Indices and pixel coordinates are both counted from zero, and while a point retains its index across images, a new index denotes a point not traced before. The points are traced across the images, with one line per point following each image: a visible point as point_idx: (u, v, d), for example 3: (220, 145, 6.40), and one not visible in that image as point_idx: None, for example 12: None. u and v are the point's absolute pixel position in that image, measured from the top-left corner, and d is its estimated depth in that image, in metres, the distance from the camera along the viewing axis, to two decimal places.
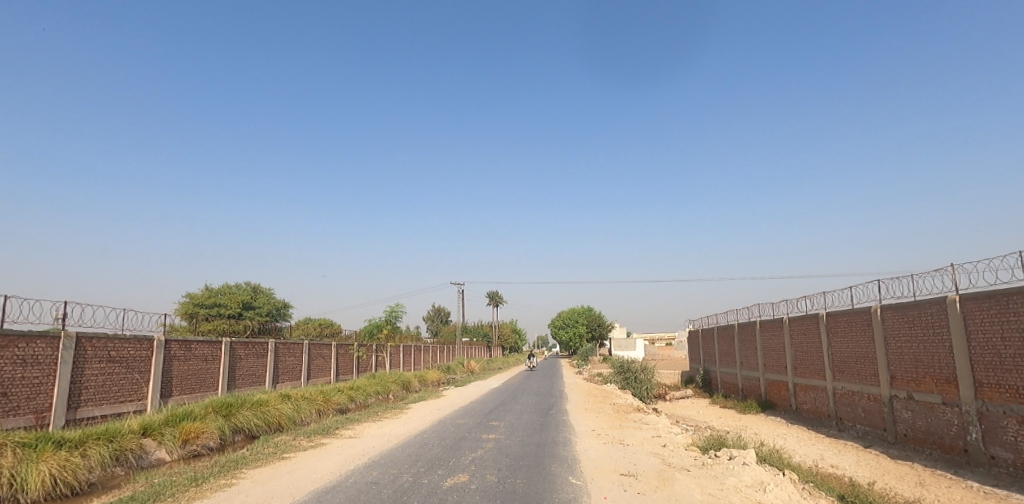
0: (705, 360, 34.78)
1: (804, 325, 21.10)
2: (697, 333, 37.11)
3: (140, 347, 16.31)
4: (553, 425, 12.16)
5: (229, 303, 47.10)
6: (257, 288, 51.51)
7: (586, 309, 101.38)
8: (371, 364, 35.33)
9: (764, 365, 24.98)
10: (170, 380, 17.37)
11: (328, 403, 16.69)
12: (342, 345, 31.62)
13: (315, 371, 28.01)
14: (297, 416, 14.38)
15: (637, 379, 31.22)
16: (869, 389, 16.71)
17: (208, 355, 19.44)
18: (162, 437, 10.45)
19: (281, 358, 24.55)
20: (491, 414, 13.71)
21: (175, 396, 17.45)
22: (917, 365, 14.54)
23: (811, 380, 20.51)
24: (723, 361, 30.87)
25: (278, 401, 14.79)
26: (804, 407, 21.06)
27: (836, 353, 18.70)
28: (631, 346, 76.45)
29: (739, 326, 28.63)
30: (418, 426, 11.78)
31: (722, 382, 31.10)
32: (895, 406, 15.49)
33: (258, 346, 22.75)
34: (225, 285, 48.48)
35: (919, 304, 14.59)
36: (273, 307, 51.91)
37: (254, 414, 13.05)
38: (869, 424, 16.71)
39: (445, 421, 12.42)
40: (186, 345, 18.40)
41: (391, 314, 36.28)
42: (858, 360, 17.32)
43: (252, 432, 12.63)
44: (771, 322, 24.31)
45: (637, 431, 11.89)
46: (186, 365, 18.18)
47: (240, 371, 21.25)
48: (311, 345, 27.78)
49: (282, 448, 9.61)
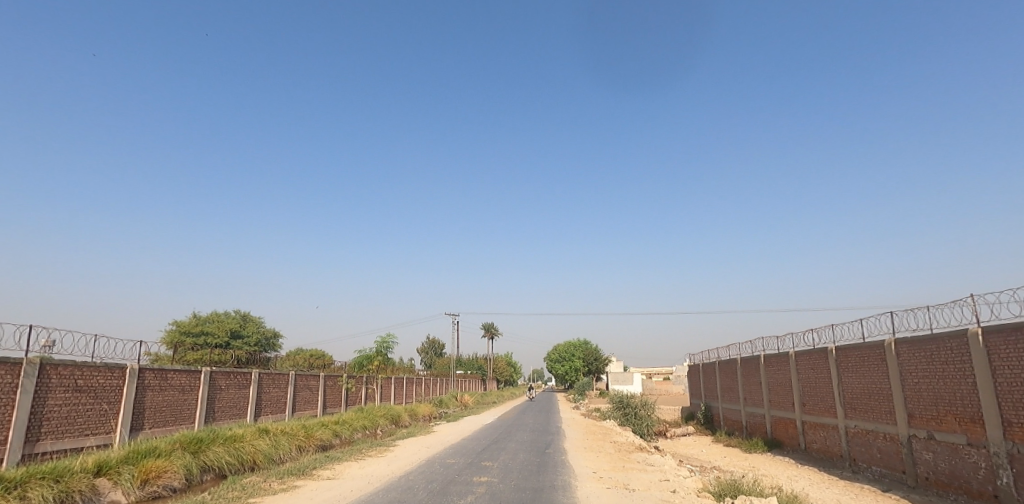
0: (706, 396, 33.71)
1: (812, 360, 20.22)
2: (698, 367, 36.08)
3: (111, 376, 15.32)
4: (551, 467, 11.16)
5: (217, 332, 45.96)
6: (246, 316, 50.45)
7: (582, 343, 99.94)
8: (360, 397, 34.10)
9: (769, 401, 24.00)
10: (142, 412, 16.28)
11: (309, 439, 15.59)
12: (330, 377, 30.47)
13: (301, 404, 26.81)
14: (274, 453, 13.32)
15: (637, 415, 30.11)
16: (885, 428, 15.76)
17: (186, 385, 18.38)
18: (119, 477, 9.45)
19: (265, 390, 23.43)
20: (483, 453, 12.69)
21: (147, 429, 16.35)
22: (938, 403, 13.66)
23: (821, 417, 19.52)
24: (726, 396, 29.83)
25: (255, 437, 13.71)
26: (814, 446, 20.04)
27: (847, 389, 17.80)
28: (629, 381, 74.95)
29: (742, 361, 27.71)
30: (403, 466, 10.80)
31: (725, 419, 29.98)
32: (914, 447, 14.53)
33: (241, 376, 21.66)
34: (214, 313, 47.43)
35: (936, 338, 13.80)
36: (262, 337, 50.70)
37: (226, 451, 12.01)
38: (886, 466, 15.70)
39: (434, 461, 11.41)
40: (162, 374, 17.36)
41: (382, 344, 35.17)
42: (871, 396, 16.41)
43: (223, 471, 11.59)
44: (776, 356, 23.42)
45: (644, 474, 10.93)
46: (161, 396, 17.12)
47: (220, 403, 20.14)
48: (297, 376, 26.64)
49: (249, 491, 8.55)
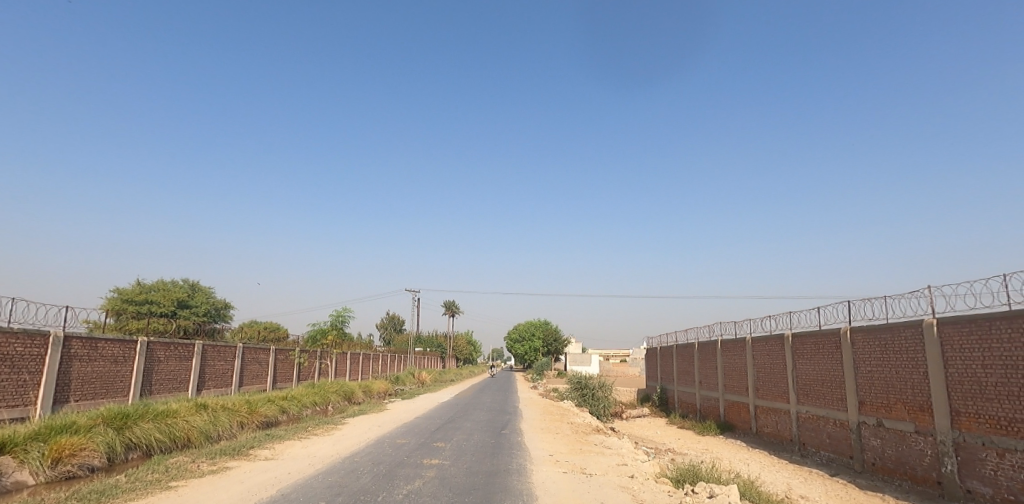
0: (662, 379, 34.06)
1: (768, 346, 20.41)
2: (655, 350, 36.42)
3: (31, 345, 14.10)
4: (505, 449, 10.74)
5: (163, 300, 43.95)
6: (195, 286, 48.44)
7: (542, 323, 100.46)
8: (313, 372, 33.14)
9: (724, 385, 24.27)
10: (68, 383, 15.12)
11: (253, 415, 14.77)
12: (281, 351, 29.40)
13: (248, 378, 25.75)
14: (211, 430, 12.52)
15: (594, 396, 30.21)
16: (835, 414, 15.97)
17: (119, 356, 17.22)
18: (26, 455, 8.57)
19: (208, 363, 22.32)
20: (436, 433, 12.17)
21: (73, 401, 15.22)
22: (889, 391, 13.83)
23: (774, 402, 19.77)
24: (681, 379, 30.17)
25: (191, 412, 12.84)
26: (765, 430, 20.34)
27: (800, 375, 17.99)
28: (586, 362, 75.74)
29: (698, 345, 27.98)
30: (348, 446, 10.19)
31: (680, 402, 30.34)
32: (863, 433, 14.76)
33: (182, 348, 20.51)
34: (160, 281, 45.30)
35: (891, 327, 13.91)
36: (212, 307, 48.88)
37: (156, 427, 11.16)
38: (834, 451, 15.96)
39: (383, 441, 10.83)
40: (92, 344, 16.16)
41: (336, 319, 34.18)
42: (824, 383, 16.60)
43: (151, 449, 10.76)
44: (732, 341, 23.63)
45: (601, 458, 10.61)
46: (90, 366, 15.95)
47: (158, 375, 19.02)
48: (245, 349, 25.53)
49: (172, 473, 7.77)
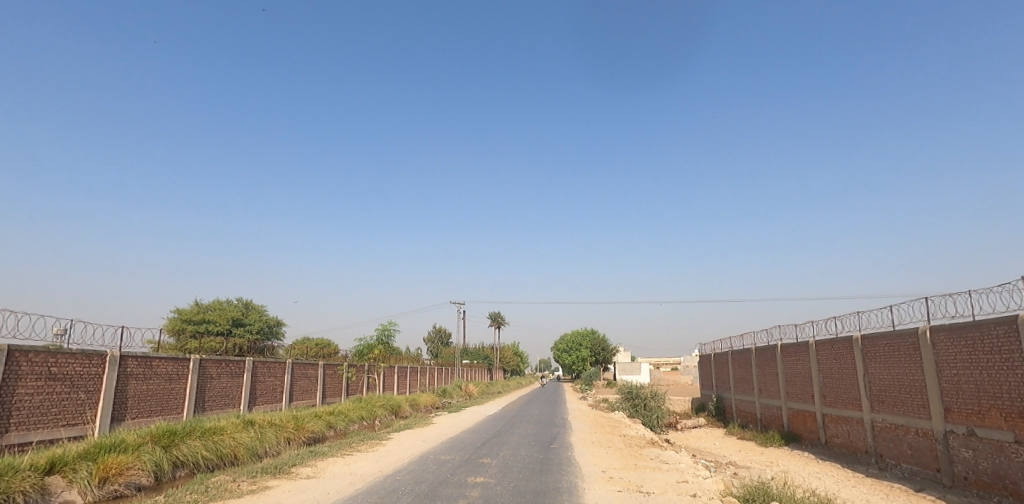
0: (717, 387, 32.58)
1: (834, 350, 19.06)
2: (708, 357, 34.99)
3: (89, 364, 14.40)
4: (556, 465, 10.14)
5: (218, 320, 45.27)
6: (248, 304, 49.81)
7: (590, 333, 98.91)
8: (361, 386, 33.26)
9: (786, 392, 22.87)
10: (124, 401, 15.37)
11: (299, 431, 14.62)
12: (330, 366, 29.59)
13: (298, 393, 25.95)
14: (257, 447, 12.38)
15: (647, 407, 29.12)
16: (917, 423, 14.60)
17: (173, 373, 17.48)
18: (74, 475, 8.51)
19: (259, 379, 22.54)
20: (482, 449, 11.65)
21: (129, 419, 15.45)
22: (980, 396, 12.49)
23: (844, 411, 18.37)
24: (739, 387, 28.71)
25: (238, 429, 12.76)
26: (835, 441, 18.95)
27: (874, 381, 16.63)
28: (636, 371, 73.91)
29: (756, 351, 26.58)
30: (392, 464, 9.80)
31: (738, 411, 28.88)
32: (951, 444, 13.38)
33: (233, 365, 20.75)
34: (215, 301, 46.75)
35: (979, 325, 12.59)
36: (265, 325, 50.11)
37: (203, 444, 11.06)
38: (917, 464, 14.58)
39: (428, 457, 10.39)
40: (147, 362, 16.44)
41: (382, 333, 34.27)
42: (902, 388, 15.25)
43: (198, 467, 10.64)
44: (794, 346, 22.28)
45: (659, 474, 9.83)
46: (145, 384, 16.21)
47: (211, 392, 19.26)
48: (294, 364, 25.78)
49: (211, 494, 7.52)
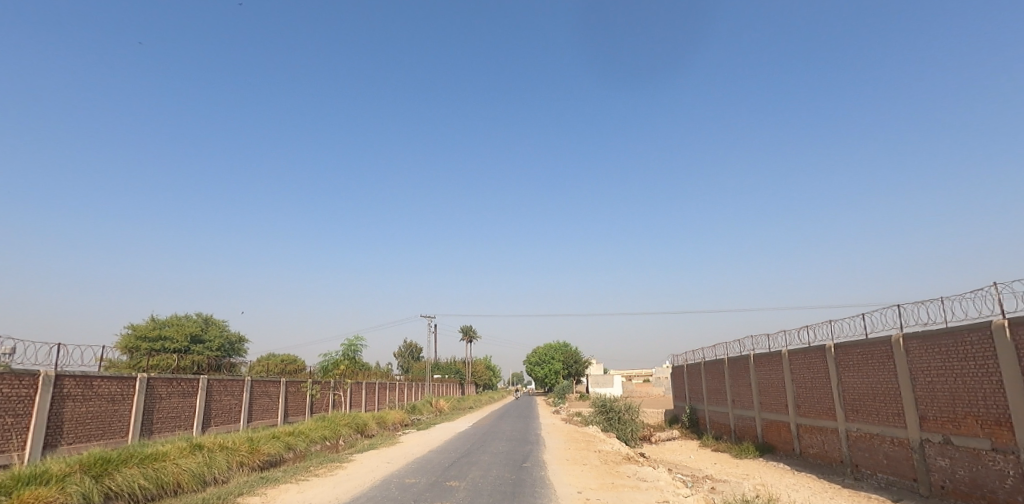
0: (690, 398, 32.38)
1: (807, 359, 18.91)
2: (681, 368, 34.81)
3: (19, 385, 13.22)
4: (527, 487, 9.49)
5: (176, 336, 43.36)
6: (209, 319, 47.92)
7: (562, 345, 98.57)
8: (326, 404, 32.05)
9: (760, 402, 22.67)
10: (59, 425, 14.17)
11: (254, 454, 13.62)
12: (293, 383, 28.39)
13: (258, 413, 24.72)
14: (205, 474, 11.40)
15: (620, 420, 28.67)
16: (892, 431, 14.41)
17: (117, 394, 16.28)
18: None
19: (214, 398, 21.33)
20: (449, 470, 10.94)
21: (65, 444, 14.24)
22: (956, 404, 12.32)
23: (818, 421, 18.19)
24: (712, 398, 28.51)
25: (183, 454, 11.73)
26: (810, 451, 18.75)
27: (847, 390, 16.47)
28: (608, 383, 73.74)
29: (728, 361, 26.40)
30: (351, 490, 9.03)
31: (711, 422, 28.65)
32: (927, 453, 13.19)
33: (185, 384, 19.55)
34: (173, 316, 44.83)
35: (953, 332, 12.46)
36: (226, 341, 48.27)
37: (141, 472, 10.08)
38: (893, 474, 14.39)
39: (390, 481, 9.64)
40: (86, 382, 15.25)
41: (349, 348, 33.13)
42: (876, 397, 15.07)
43: (135, 497, 9.67)
44: (766, 355, 22.13)
45: (638, 494, 9.27)
46: (84, 406, 15.01)
47: (160, 413, 18.05)
48: (254, 382, 24.57)
49: None
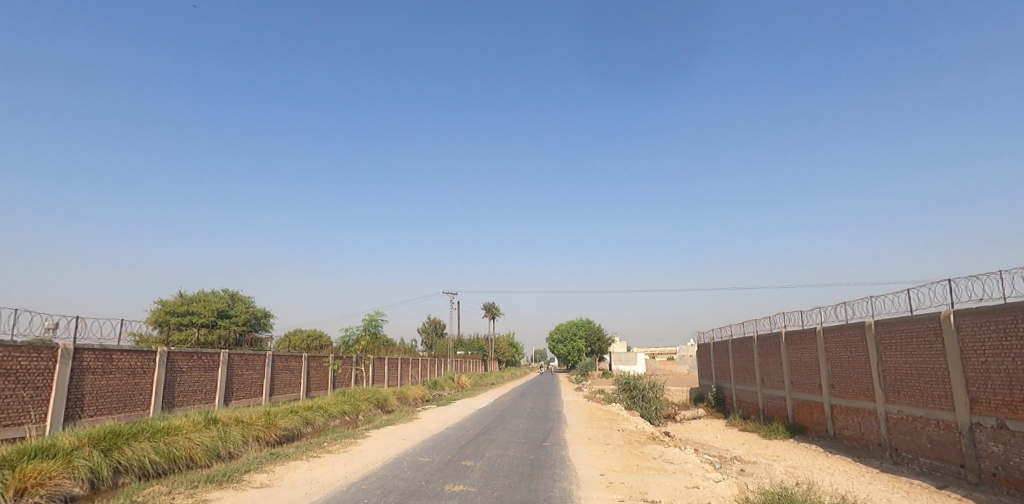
0: (717, 376, 31.62)
1: (844, 337, 17.99)
2: (707, 346, 34.01)
3: (38, 358, 13.15)
4: (546, 468, 8.96)
5: (203, 311, 43.97)
6: (235, 295, 48.55)
7: (585, 323, 98.06)
8: (349, 379, 32.13)
9: (791, 382, 21.85)
10: (80, 398, 14.14)
11: (270, 428, 13.40)
12: (315, 358, 28.44)
13: (280, 387, 24.77)
14: (218, 448, 11.18)
15: (644, 398, 28.11)
16: (938, 414, 13.56)
17: (137, 367, 16.23)
18: None
19: (236, 372, 21.35)
20: (465, 449, 10.49)
21: (86, 417, 14.24)
22: (1012, 386, 11.41)
23: (855, 402, 17.33)
24: (740, 377, 27.70)
25: (197, 428, 11.50)
26: (844, 433, 17.97)
27: (889, 370, 15.57)
28: (632, 361, 73.12)
29: (758, 339, 25.52)
30: (364, 468, 8.65)
31: (738, 401, 27.94)
32: (977, 437, 12.33)
33: (206, 358, 19.53)
34: (200, 292, 45.43)
35: (1013, 309, 11.49)
36: (252, 316, 48.89)
37: (152, 446, 9.85)
38: (938, 459, 13.56)
39: (402, 460, 9.23)
40: (106, 355, 15.19)
41: (370, 323, 33.05)
42: (920, 378, 14.18)
43: (146, 471, 9.47)
44: (799, 333, 21.22)
45: (664, 478, 8.66)
46: (104, 379, 14.97)
47: (181, 387, 18.04)
48: (275, 356, 24.59)
49: None
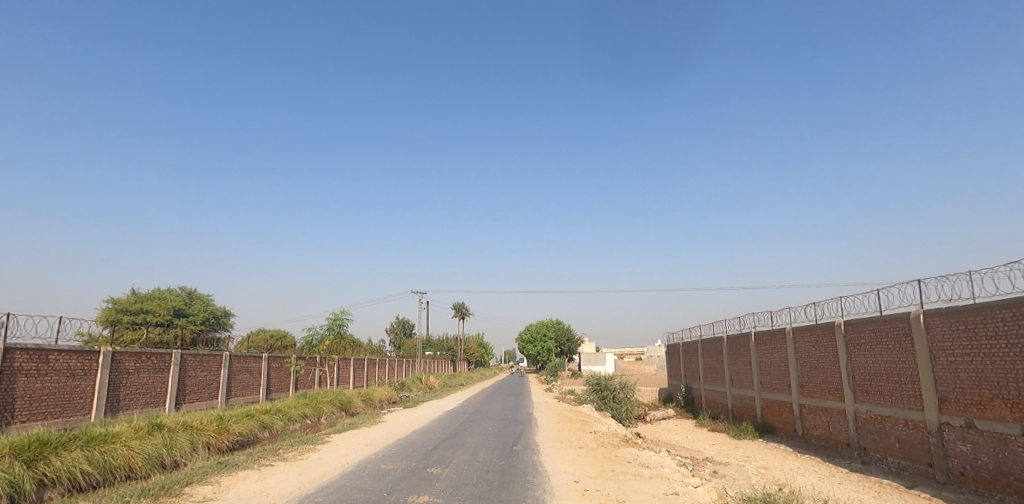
0: (686, 377, 31.65)
1: (814, 337, 17.99)
2: (676, 347, 34.07)
3: None
4: (516, 475, 8.43)
5: (159, 309, 42.11)
6: (193, 293, 46.74)
7: (555, 323, 98.05)
8: (311, 380, 31.04)
9: (760, 382, 21.84)
10: (10, 402, 13.04)
11: (221, 434, 12.54)
12: (276, 358, 27.34)
13: (237, 389, 23.67)
14: (161, 457, 10.32)
15: (615, 399, 27.89)
16: (907, 414, 13.53)
17: (78, 369, 15.12)
18: None
19: (189, 374, 20.23)
20: (431, 455, 9.90)
21: (17, 423, 13.13)
22: (982, 386, 11.39)
23: (824, 402, 17.33)
24: (709, 377, 27.73)
25: (139, 435, 10.60)
26: (813, 432, 17.98)
27: (858, 370, 15.57)
28: (601, 361, 73.26)
29: (727, 339, 25.53)
30: (319, 478, 7.99)
31: (708, 401, 27.94)
32: (945, 437, 12.31)
33: (156, 358, 18.43)
34: (156, 290, 43.53)
35: (983, 309, 11.47)
36: (212, 315, 47.16)
37: (84, 456, 8.99)
38: (906, 458, 13.55)
39: (362, 468, 8.60)
40: (41, 355, 14.07)
41: (334, 322, 32.04)
42: (890, 378, 14.17)
43: (76, 484, 8.63)
44: (769, 333, 21.22)
45: (641, 484, 8.24)
46: (38, 382, 13.85)
47: (128, 389, 16.94)
48: (233, 357, 23.49)
49: None
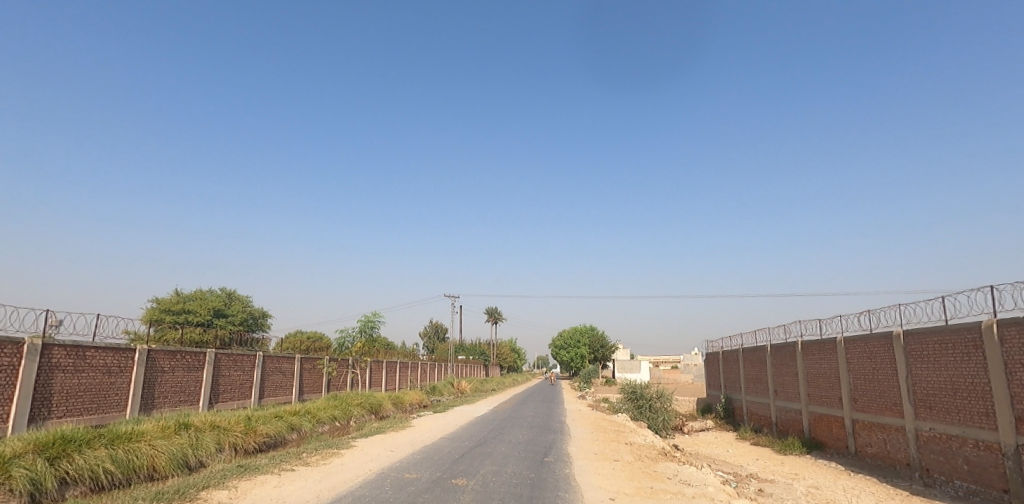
0: (726, 387, 30.41)
1: (869, 348, 16.82)
2: (716, 356, 32.82)
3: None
4: (547, 490, 7.82)
5: (199, 310, 43.02)
6: (233, 294, 47.72)
7: (589, 330, 96.71)
8: (344, 382, 31.03)
9: (807, 394, 20.64)
10: (48, 398, 13.14)
11: (248, 435, 12.32)
12: (309, 360, 27.36)
13: (270, 390, 23.72)
14: (185, 456, 10.12)
15: (652, 409, 26.93)
16: (977, 434, 12.38)
17: (113, 366, 15.22)
18: None
19: (222, 373, 20.29)
20: (458, 464, 9.39)
21: (54, 418, 13.23)
22: None
23: (880, 417, 16.16)
24: (751, 389, 26.51)
25: (165, 434, 10.43)
26: (867, 450, 16.79)
27: (919, 384, 14.41)
28: (636, 369, 71.73)
29: (771, 348, 24.32)
30: (340, 485, 7.57)
31: (749, 413, 26.72)
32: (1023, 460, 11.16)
33: (191, 357, 18.52)
34: (197, 291, 44.59)
35: None
36: (250, 316, 48.04)
37: (108, 454, 8.81)
38: (976, 482, 12.40)
39: (384, 476, 8.15)
40: (79, 352, 14.18)
41: (366, 324, 31.98)
42: (957, 393, 13.02)
43: (98, 483, 8.47)
44: (817, 343, 20.05)
45: None
46: (75, 378, 13.96)
47: (162, 387, 17.03)
48: (266, 357, 23.56)
49: None
